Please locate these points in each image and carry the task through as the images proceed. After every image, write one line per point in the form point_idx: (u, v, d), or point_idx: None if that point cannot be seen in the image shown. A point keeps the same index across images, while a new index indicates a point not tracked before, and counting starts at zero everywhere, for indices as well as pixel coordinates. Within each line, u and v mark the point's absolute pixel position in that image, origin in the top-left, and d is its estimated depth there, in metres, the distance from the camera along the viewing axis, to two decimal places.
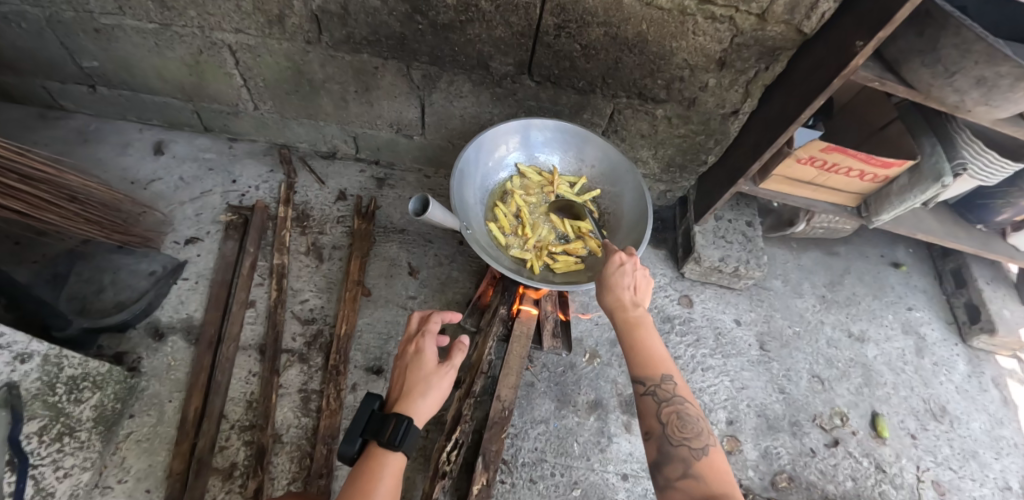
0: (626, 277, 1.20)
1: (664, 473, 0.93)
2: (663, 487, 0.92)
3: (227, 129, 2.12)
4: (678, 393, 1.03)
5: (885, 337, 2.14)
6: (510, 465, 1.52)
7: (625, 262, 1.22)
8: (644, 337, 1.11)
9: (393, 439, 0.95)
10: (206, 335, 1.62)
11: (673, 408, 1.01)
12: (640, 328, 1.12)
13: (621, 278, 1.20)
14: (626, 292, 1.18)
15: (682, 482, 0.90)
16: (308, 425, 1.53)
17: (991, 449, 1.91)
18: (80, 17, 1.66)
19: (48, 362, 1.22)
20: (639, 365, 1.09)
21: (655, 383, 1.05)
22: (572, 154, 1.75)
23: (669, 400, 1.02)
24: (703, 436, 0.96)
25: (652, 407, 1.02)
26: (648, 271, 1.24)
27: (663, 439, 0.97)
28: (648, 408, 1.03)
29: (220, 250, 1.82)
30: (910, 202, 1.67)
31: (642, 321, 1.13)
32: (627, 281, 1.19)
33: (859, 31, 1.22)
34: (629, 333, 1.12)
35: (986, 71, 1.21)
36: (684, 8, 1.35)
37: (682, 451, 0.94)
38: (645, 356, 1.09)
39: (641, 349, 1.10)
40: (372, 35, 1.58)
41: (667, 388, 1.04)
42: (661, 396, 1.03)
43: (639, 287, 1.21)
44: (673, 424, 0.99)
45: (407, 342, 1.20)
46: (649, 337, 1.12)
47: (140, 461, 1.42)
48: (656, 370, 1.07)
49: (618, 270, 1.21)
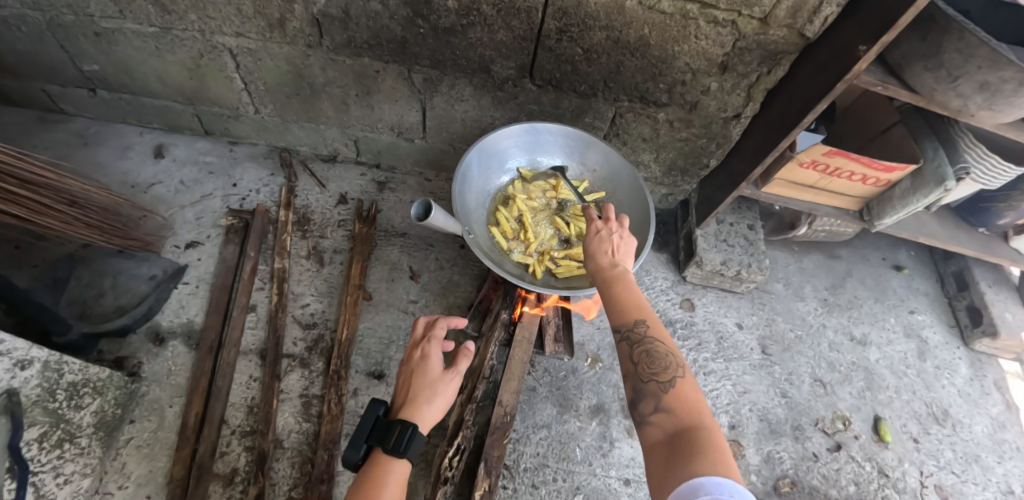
0: (600, 237, 1.16)
1: (639, 413, 0.83)
2: (641, 429, 0.82)
3: (228, 132, 2.11)
4: (651, 333, 0.93)
5: (887, 340, 2.13)
6: (512, 471, 1.52)
7: (598, 224, 1.19)
8: (619, 286, 1.04)
9: (399, 444, 0.95)
10: (206, 340, 1.61)
11: (645, 348, 0.91)
12: (615, 281, 1.06)
13: (597, 240, 1.16)
14: (601, 250, 1.13)
15: (657, 420, 0.79)
16: (309, 431, 1.52)
17: (994, 452, 1.90)
18: (80, 21, 1.66)
19: (48, 369, 1.22)
20: (613, 313, 1.01)
21: (628, 327, 0.95)
22: (574, 159, 1.75)
23: (641, 341, 0.92)
24: (675, 369, 0.87)
25: (625, 351, 0.93)
26: (628, 228, 1.19)
27: (637, 379, 0.88)
28: (622, 353, 0.94)
29: (221, 254, 1.82)
30: (913, 205, 1.67)
31: (618, 274, 1.07)
32: (602, 242, 1.15)
33: (862, 35, 1.22)
34: (605, 287, 1.06)
35: (989, 76, 1.20)
36: (686, 12, 1.35)
37: (653, 386, 0.85)
38: (618, 303, 1.01)
39: (615, 298, 1.03)
40: (373, 39, 1.57)
41: (640, 330, 0.94)
42: (634, 339, 0.93)
43: (618, 244, 1.15)
44: (645, 363, 0.89)
45: (413, 348, 1.20)
46: (624, 286, 1.04)
47: (140, 466, 1.42)
48: (630, 315, 0.98)
49: (591, 232, 1.18)
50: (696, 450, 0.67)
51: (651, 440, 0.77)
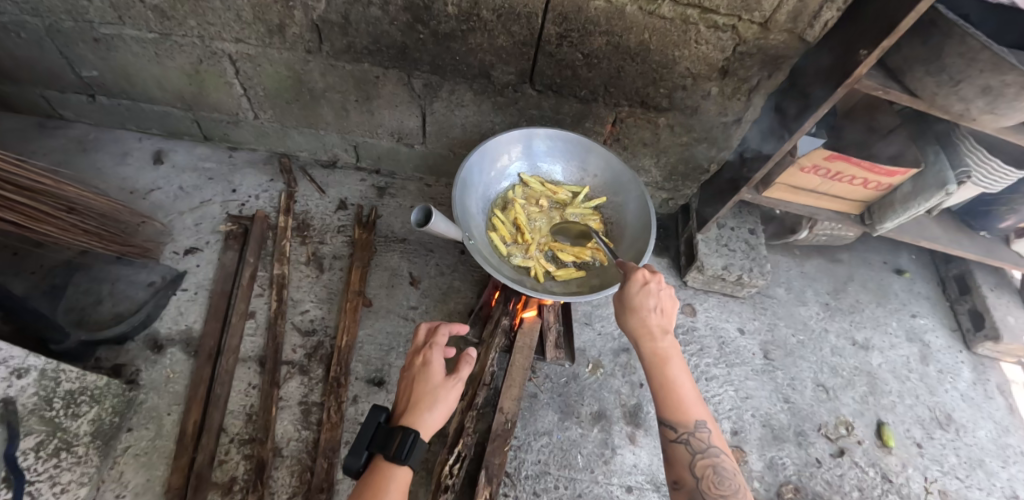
0: (651, 298, 1.12)
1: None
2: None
3: (227, 138, 2.11)
4: (711, 442, 1.01)
5: (890, 344, 2.12)
6: (513, 478, 1.50)
7: (650, 282, 1.14)
8: (675, 378, 1.07)
9: (399, 454, 0.94)
10: (205, 347, 1.60)
11: (707, 461, 0.99)
12: (669, 364, 1.08)
13: (646, 301, 1.12)
14: (654, 320, 1.11)
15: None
16: (308, 439, 1.51)
17: (998, 457, 1.89)
18: (80, 27, 1.66)
19: (45, 377, 1.21)
20: (670, 408, 1.05)
21: (688, 430, 1.02)
22: (574, 164, 1.74)
23: (703, 451, 1.00)
24: (738, 491, 0.94)
25: (685, 456, 1.00)
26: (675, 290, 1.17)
27: (696, 493, 0.96)
28: (681, 457, 1.00)
29: (220, 260, 1.81)
30: (914, 210, 1.67)
31: (671, 357, 1.09)
32: (651, 303, 1.11)
33: (863, 40, 1.21)
34: (660, 370, 1.08)
35: (992, 80, 1.20)
36: (686, 16, 1.35)
37: None
38: (675, 400, 1.05)
39: (671, 391, 1.06)
40: (373, 45, 1.57)
41: (700, 437, 1.01)
42: (695, 446, 1.00)
43: (664, 309, 1.14)
44: (708, 479, 0.97)
45: (414, 354, 1.18)
46: (678, 377, 1.08)
47: (138, 475, 1.40)
48: (690, 417, 1.03)
49: (643, 292, 1.12)
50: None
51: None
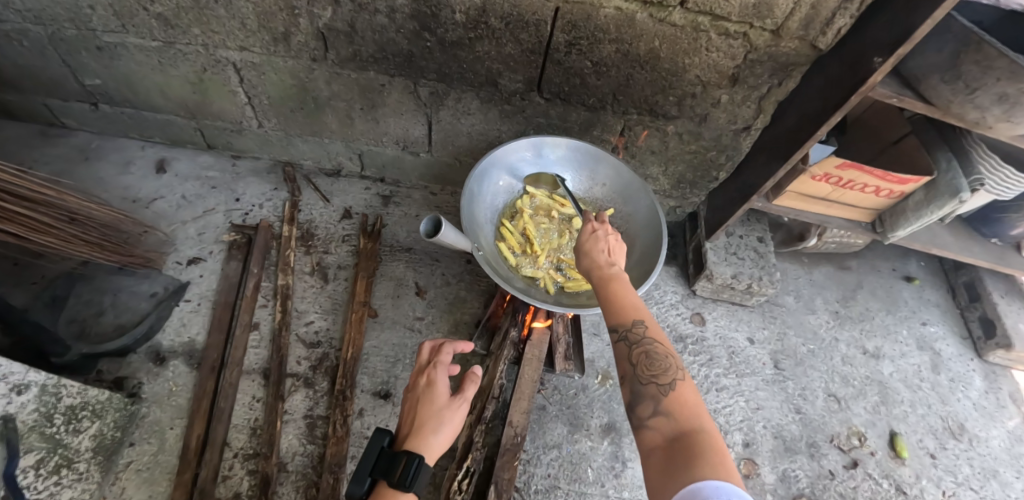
0: (600, 241, 1.10)
1: (636, 413, 0.82)
2: (636, 428, 0.81)
3: (230, 146, 2.09)
4: (647, 335, 0.91)
5: (901, 353, 2.10)
6: (522, 493, 1.47)
7: (597, 228, 1.13)
8: (618, 289, 1.01)
9: (404, 479, 0.90)
10: (208, 360, 1.58)
11: (642, 350, 0.89)
12: (613, 281, 1.03)
13: (597, 243, 1.10)
14: (601, 252, 1.08)
15: (654, 421, 0.79)
16: (313, 453, 1.48)
17: (1013, 468, 1.86)
18: (83, 35, 1.64)
19: (45, 393, 1.18)
20: (610, 312, 0.98)
21: (625, 328, 0.93)
22: (584, 173, 1.71)
23: (639, 342, 0.90)
24: (672, 371, 0.86)
25: (622, 351, 0.91)
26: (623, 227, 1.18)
27: (633, 380, 0.87)
28: (619, 353, 0.91)
29: (223, 271, 1.79)
30: (927, 217, 1.64)
31: (617, 276, 1.04)
32: (599, 239, 1.11)
33: (878, 47, 1.20)
34: (603, 285, 1.04)
35: (1008, 88, 1.18)
36: (697, 24, 1.33)
37: (652, 388, 0.83)
38: (617, 303, 0.98)
39: (613, 298, 1.00)
40: (379, 52, 1.55)
41: (637, 331, 0.92)
42: (631, 339, 0.91)
43: (614, 249, 1.10)
44: (643, 365, 0.87)
45: (417, 375, 1.16)
46: (624, 287, 1.02)
47: (140, 491, 1.37)
48: (628, 315, 0.95)
49: (590, 236, 1.12)
50: (697, 458, 0.66)
51: (649, 441, 0.77)
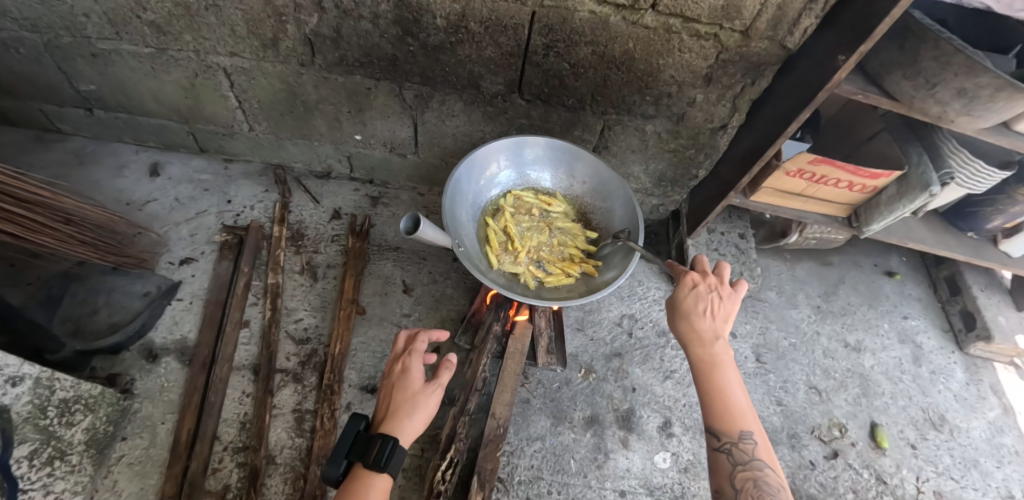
0: (705, 307, 1.15)
1: None
2: None
3: (222, 150, 2.14)
4: (756, 455, 1.00)
5: (882, 346, 2.13)
6: (506, 484, 1.51)
7: (699, 284, 1.19)
8: (723, 385, 1.09)
9: (378, 460, 0.95)
10: (199, 356, 1.62)
11: (750, 473, 0.98)
12: (718, 371, 1.09)
13: (698, 306, 1.16)
14: (704, 320, 1.14)
15: None
16: (302, 446, 1.52)
17: (992, 457, 1.89)
18: (78, 42, 1.69)
19: (39, 385, 1.22)
20: (715, 413, 1.07)
21: (731, 440, 1.03)
22: (563, 171, 1.76)
23: (746, 463, 0.99)
24: None
25: (726, 466, 1.00)
26: (730, 299, 1.18)
27: None
28: (721, 464, 1.01)
29: (215, 270, 1.83)
30: (898, 212, 1.68)
31: (722, 362, 1.10)
32: (705, 315, 1.13)
33: (840, 46, 1.25)
34: (706, 376, 1.10)
35: (966, 83, 1.23)
36: (669, 26, 1.38)
37: None
38: (723, 408, 1.06)
39: (719, 399, 1.08)
40: (364, 57, 1.60)
41: (743, 445, 1.01)
42: (737, 455, 1.01)
43: (718, 316, 1.15)
44: (748, 491, 0.96)
45: (393, 361, 1.20)
46: (729, 383, 1.09)
47: (132, 484, 1.41)
48: (733, 425, 1.04)
49: (693, 298, 1.17)
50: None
51: None
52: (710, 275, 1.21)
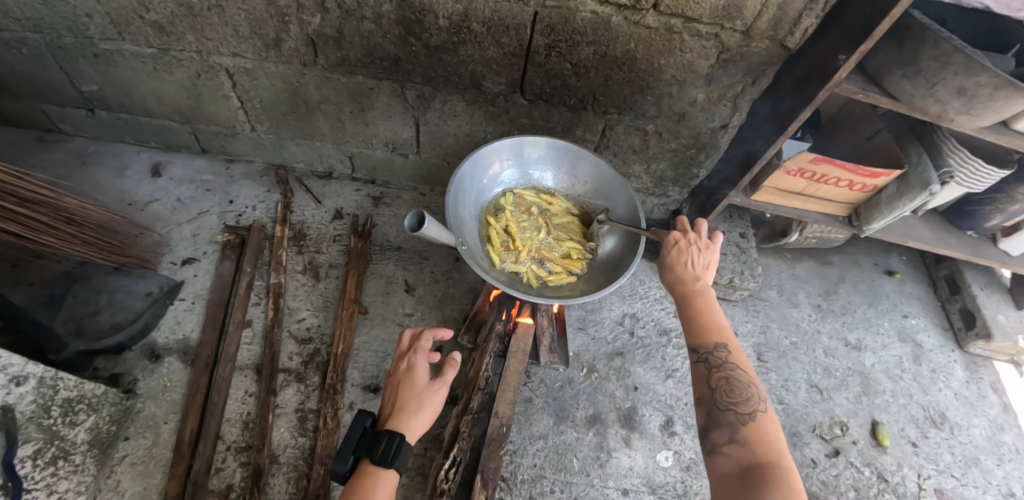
0: (685, 254, 1.25)
1: (710, 437, 0.94)
2: (710, 452, 0.93)
3: (224, 150, 2.14)
4: (731, 360, 1.05)
5: (882, 345, 2.14)
6: (509, 483, 1.51)
7: (680, 239, 1.28)
8: (703, 307, 1.15)
9: (386, 456, 0.96)
10: (202, 356, 1.62)
11: (724, 375, 1.02)
12: (698, 298, 1.17)
13: (681, 256, 1.25)
14: (686, 267, 1.23)
15: (728, 447, 0.90)
16: (305, 446, 1.52)
17: (993, 455, 1.90)
18: (81, 43, 1.69)
19: (43, 385, 1.22)
20: (695, 331, 1.12)
21: (708, 349, 1.07)
22: (564, 171, 1.76)
23: (720, 366, 1.04)
24: (753, 402, 0.96)
25: (703, 372, 1.05)
26: (714, 250, 1.28)
27: (711, 404, 0.99)
28: (700, 373, 1.06)
29: (217, 270, 1.83)
30: (899, 210, 1.69)
31: (703, 292, 1.18)
32: (686, 257, 1.25)
33: (841, 46, 1.26)
34: (688, 302, 1.17)
35: (966, 82, 1.24)
36: (670, 26, 1.39)
37: (730, 416, 0.95)
38: (702, 324, 1.12)
39: (698, 317, 1.14)
40: (367, 57, 1.61)
41: (720, 354, 1.06)
42: (713, 362, 1.05)
43: (700, 264, 1.24)
44: (723, 390, 1.00)
45: (398, 360, 1.20)
46: (709, 306, 1.15)
47: (135, 483, 1.41)
48: (711, 339, 1.09)
49: (674, 248, 1.27)
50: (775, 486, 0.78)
51: (720, 465, 0.89)
52: (691, 231, 1.31)
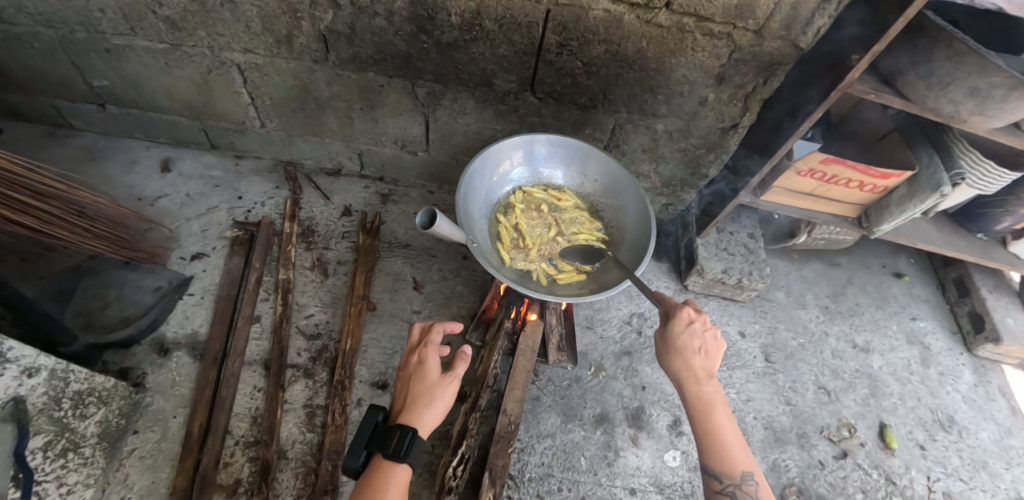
0: (696, 342, 1.16)
1: None
2: None
3: (233, 147, 2.15)
4: (758, 495, 1.03)
5: (890, 347, 2.13)
6: (516, 481, 1.51)
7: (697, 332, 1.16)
8: (717, 419, 1.11)
9: (398, 451, 0.96)
10: (211, 351, 1.62)
11: None
12: (713, 408, 1.11)
13: (693, 347, 1.15)
14: (700, 366, 1.14)
15: None
16: (313, 441, 1.52)
17: (1001, 459, 1.89)
18: (92, 37, 1.70)
19: (54, 377, 1.23)
20: (715, 457, 1.08)
21: (734, 481, 1.05)
22: (574, 169, 1.76)
23: None
24: None
25: None
26: (721, 335, 1.19)
27: None
28: None
29: (226, 266, 1.83)
30: (909, 211, 1.68)
31: (716, 401, 1.11)
32: (699, 352, 1.14)
33: (854, 46, 1.25)
34: (703, 416, 1.11)
35: (979, 83, 1.24)
36: (682, 25, 1.39)
37: None
38: (721, 448, 1.08)
39: (715, 435, 1.10)
40: (378, 54, 1.61)
41: (745, 487, 1.04)
42: (741, 498, 1.04)
43: (710, 355, 1.16)
44: None
45: (409, 354, 1.21)
46: (722, 418, 1.11)
47: (143, 477, 1.41)
48: (735, 467, 1.06)
49: (688, 336, 1.16)
50: None
51: None
52: (702, 314, 1.20)
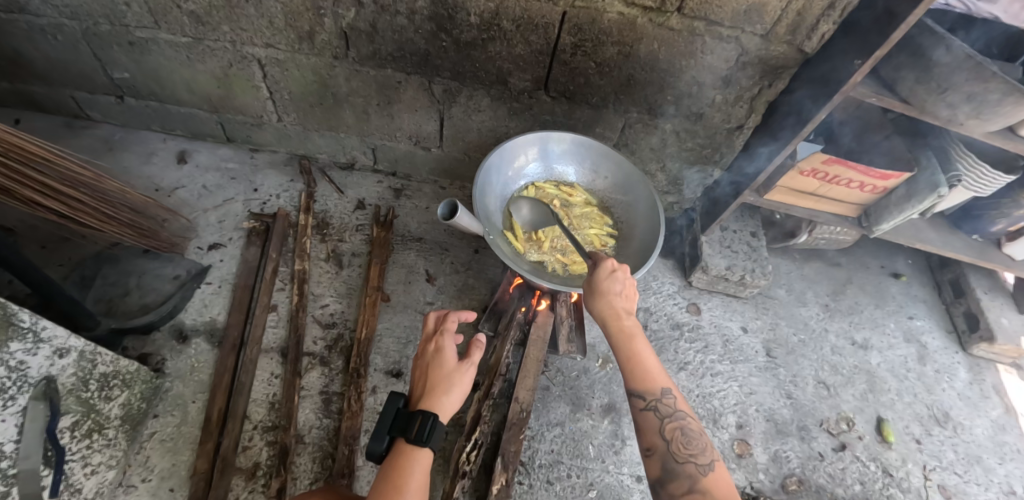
0: (617, 283, 1.17)
1: (670, 491, 0.94)
2: None
3: (249, 140, 2.19)
4: (677, 407, 1.05)
5: (888, 345, 2.20)
6: (527, 467, 1.55)
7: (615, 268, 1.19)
8: (638, 346, 1.12)
9: (421, 435, 1.01)
10: (229, 338, 1.66)
11: (675, 425, 1.02)
12: (634, 337, 1.13)
13: (614, 285, 1.17)
14: (619, 300, 1.16)
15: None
16: (329, 426, 1.56)
17: (995, 454, 1.95)
18: (116, 31, 1.74)
19: (83, 358, 1.26)
20: (636, 379, 1.09)
21: (655, 398, 1.06)
22: (587, 166, 1.82)
23: (670, 415, 1.04)
24: (706, 450, 0.98)
25: (654, 422, 1.03)
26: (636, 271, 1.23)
27: (666, 456, 0.98)
28: (648, 421, 1.04)
29: (243, 256, 1.87)
30: (908, 212, 1.74)
31: (636, 330, 1.13)
32: (618, 288, 1.17)
33: (857, 51, 1.31)
34: (625, 343, 1.12)
35: (976, 88, 1.30)
36: (693, 28, 1.44)
37: (688, 468, 0.95)
38: (641, 370, 1.10)
39: (636, 361, 1.11)
40: (398, 51, 1.66)
41: (665, 401, 1.06)
42: (662, 411, 1.04)
43: (629, 293, 1.19)
44: (677, 441, 1.00)
45: (425, 342, 1.25)
46: (644, 345, 1.13)
47: (163, 460, 1.45)
48: (654, 384, 1.08)
49: (609, 277, 1.18)
50: None
51: None
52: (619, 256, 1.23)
